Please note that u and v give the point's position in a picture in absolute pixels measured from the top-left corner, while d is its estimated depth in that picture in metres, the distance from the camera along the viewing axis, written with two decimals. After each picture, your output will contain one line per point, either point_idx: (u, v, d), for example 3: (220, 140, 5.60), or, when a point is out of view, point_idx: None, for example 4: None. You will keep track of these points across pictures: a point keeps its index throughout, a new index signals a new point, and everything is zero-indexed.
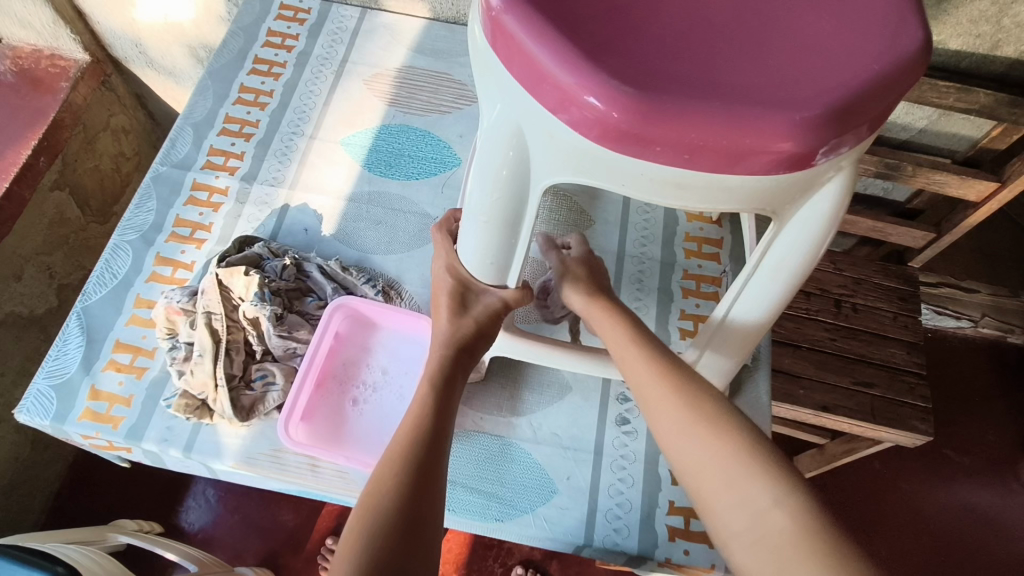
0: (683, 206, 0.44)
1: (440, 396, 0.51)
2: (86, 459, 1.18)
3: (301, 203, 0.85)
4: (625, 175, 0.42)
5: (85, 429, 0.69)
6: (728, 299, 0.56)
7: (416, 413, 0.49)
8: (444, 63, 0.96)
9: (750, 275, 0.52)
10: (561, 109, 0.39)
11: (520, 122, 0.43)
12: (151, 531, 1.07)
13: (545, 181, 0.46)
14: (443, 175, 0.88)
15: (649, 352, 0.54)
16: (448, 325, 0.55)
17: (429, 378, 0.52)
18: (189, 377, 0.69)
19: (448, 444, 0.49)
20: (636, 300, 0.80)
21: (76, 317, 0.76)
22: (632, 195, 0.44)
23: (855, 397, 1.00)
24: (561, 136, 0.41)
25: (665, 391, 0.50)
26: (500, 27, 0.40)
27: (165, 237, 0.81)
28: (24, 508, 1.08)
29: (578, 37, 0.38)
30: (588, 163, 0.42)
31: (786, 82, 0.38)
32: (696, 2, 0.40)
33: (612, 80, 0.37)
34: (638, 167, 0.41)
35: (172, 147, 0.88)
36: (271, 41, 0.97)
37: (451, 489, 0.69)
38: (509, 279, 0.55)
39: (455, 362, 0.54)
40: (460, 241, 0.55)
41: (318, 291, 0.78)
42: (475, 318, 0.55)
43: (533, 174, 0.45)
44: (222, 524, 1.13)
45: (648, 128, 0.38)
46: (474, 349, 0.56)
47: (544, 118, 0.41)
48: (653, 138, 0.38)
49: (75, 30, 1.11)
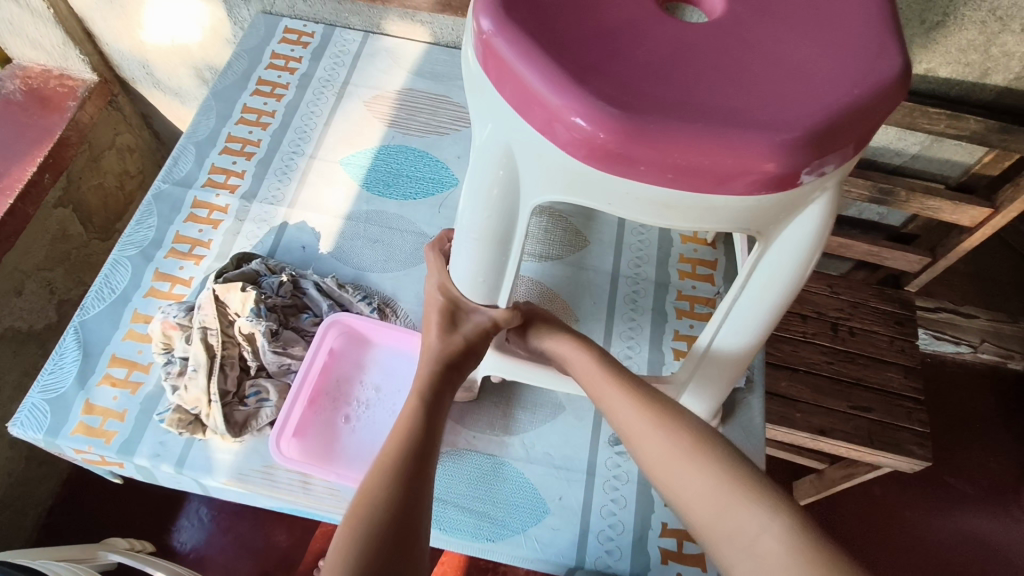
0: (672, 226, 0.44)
1: (428, 414, 0.51)
2: (79, 477, 1.19)
3: (299, 221, 0.86)
4: (612, 194, 0.42)
5: (78, 443, 0.70)
6: (715, 321, 0.56)
7: (401, 430, 0.49)
8: (443, 86, 0.98)
9: (736, 297, 0.53)
10: (550, 129, 0.40)
11: (511, 142, 0.43)
12: (142, 550, 1.07)
13: (536, 200, 0.46)
14: (441, 196, 0.89)
15: (618, 380, 0.51)
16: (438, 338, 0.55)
17: (418, 392, 0.52)
18: (183, 392, 0.69)
19: (433, 457, 0.49)
20: (630, 321, 0.81)
21: (73, 331, 0.76)
22: (621, 215, 0.44)
23: (852, 421, 1.00)
24: (552, 155, 0.42)
25: (643, 425, 0.48)
26: (491, 50, 0.41)
27: (165, 253, 0.82)
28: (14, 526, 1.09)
29: (566, 60, 0.39)
30: (576, 182, 0.43)
31: (768, 104, 0.39)
32: (680, 28, 0.42)
33: (597, 101, 0.38)
34: (625, 187, 0.41)
35: (175, 165, 0.89)
36: (275, 63, 0.99)
37: (441, 508, 0.68)
38: (499, 298, 0.56)
39: (442, 378, 0.54)
40: (452, 261, 0.56)
41: (314, 308, 0.78)
42: (464, 336, 0.55)
43: (523, 194, 0.46)
44: (215, 543, 1.14)
45: (636, 148, 0.38)
46: (461, 364, 0.56)
47: (534, 139, 0.42)
48: (639, 158, 0.39)
49: (84, 50, 1.16)
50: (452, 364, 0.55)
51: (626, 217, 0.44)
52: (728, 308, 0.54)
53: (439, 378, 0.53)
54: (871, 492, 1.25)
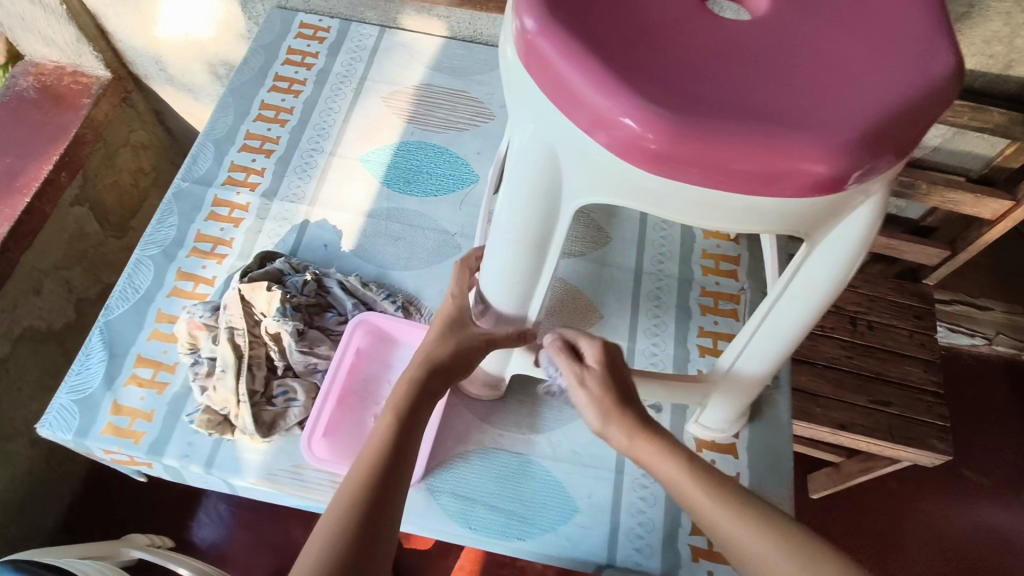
0: (717, 228, 0.44)
1: (404, 426, 0.51)
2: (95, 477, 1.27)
3: (320, 219, 0.85)
4: (657, 196, 0.42)
5: (106, 444, 0.70)
6: (755, 319, 0.55)
7: (373, 445, 0.49)
8: (461, 81, 0.98)
9: (775, 300, 0.52)
10: (597, 132, 0.40)
11: (554, 145, 0.43)
12: (162, 546, 1.13)
13: (578, 202, 0.45)
14: (463, 192, 0.88)
15: (732, 501, 0.48)
16: (434, 341, 0.57)
17: (395, 404, 0.52)
18: (212, 393, 0.69)
19: (405, 472, 0.49)
20: (654, 318, 0.80)
21: (98, 332, 0.77)
22: (666, 217, 0.44)
23: (872, 415, 1.00)
24: (599, 159, 0.41)
25: (776, 555, 0.45)
26: (534, 50, 0.40)
27: (187, 253, 0.82)
28: (37, 523, 1.18)
29: (613, 61, 0.39)
30: (623, 185, 0.42)
31: (819, 105, 0.38)
32: (728, 25, 0.41)
33: (646, 105, 0.38)
34: (672, 189, 0.41)
35: (194, 163, 0.89)
36: (291, 59, 0.98)
37: (471, 507, 0.69)
38: (529, 311, 0.58)
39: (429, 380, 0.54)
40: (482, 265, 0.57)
41: (338, 306, 0.78)
42: (458, 342, 0.57)
43: (563, 196, 0.45)
44: (234, 539, 1.19)
45: (689, 151, 0.38)
46: (451, 370, 0.56)
47: (579, 142, 0.41)
48: (691, 162, 0.38)
49: (97, 47, 1.17)
50: (438, 365, 0.56)
51: (673, 219, 0.44)
52: (763, 317, 0.54)
53: (420, 383, 0.54)
54: (888, 485, 1.25)
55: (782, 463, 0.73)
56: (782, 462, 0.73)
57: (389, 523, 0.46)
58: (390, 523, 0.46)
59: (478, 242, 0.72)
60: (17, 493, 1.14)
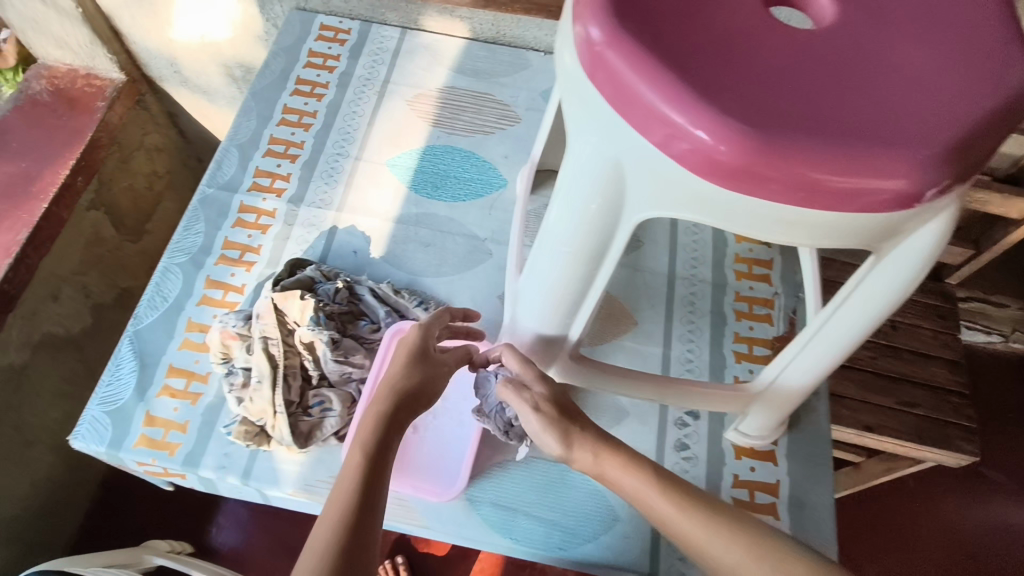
0: (785, 241, 0.43)
1: (375, 454, 0.53)
2: (113, 481, 1.28)
3: (348, 225, 0.84)
4: (727, 210, 0.41)
5: (141, 455, 0.70)
6: (806, 334, 0.55)
7: (344, 489, 0.50)
8: (485, 83, 0.96)
9: (829, 314, 0.52)
10: (670, 146, 0.39)
11: (622, 159, 0.42)
12: (181, 551, 1.14)
13: (641, 217, 0.45)
14: (491, 197, 0.87)
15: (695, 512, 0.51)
16: (400, 372, 0.59)
17: (364, 445, 0.53)
18: (248, 404, 0.69)
19: (377, 509, 0.50)
20: (689, 323, 0.81)
21: (128, 341, 0.76)
22: (734, 230, 0.43)
23: (900, 417, 1.00)
24: (670, 173, 0.40)
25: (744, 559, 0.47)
26: (603, 62, 0.40)
27: (215, 260, 0.81)
28: (58, 529, 1.19)
29: (688, 74, 0.38)
30: (694, 200, 0.42)
31: (897, 119, 0.38)
32: (799, 36, 0.40)
33: (724, 120, 0.37)
34: (744, 203, 0.40)
35: (218, 168, 0.87)
36: (313, 62, 0.97)
37: (513, 517, 0.68)
38: (571, 328, 0.61)
39: (400, 405, 0.57)
40: (531, 278, 0.57)
41: (371, 314, 0.77)
42: (425, 368, 0.61)
43: (626, 210, 0.45)
44: (253, 542, 1.20)
45: (769, 167, 0.37)
46: (419, 397, 0.59)
47: (650, 157, 0.40)
48: (771, 177, 0.38)
49: (111, 49, 1.15)
50: (408, 395, 0.58)
51: (742, 233, 0.43)
52: (814, 332, 0.54)
53: (388, 416, 0.56)
54: (907, 484, 1.25)
55: (822, 470, 0.73)
56: (821, 468, 0.73)
57: (368, 554, 0.47)
58: (370, 549, 0.48)
59: (512, 271, 0.68)
60: (37, 499, 1.14)
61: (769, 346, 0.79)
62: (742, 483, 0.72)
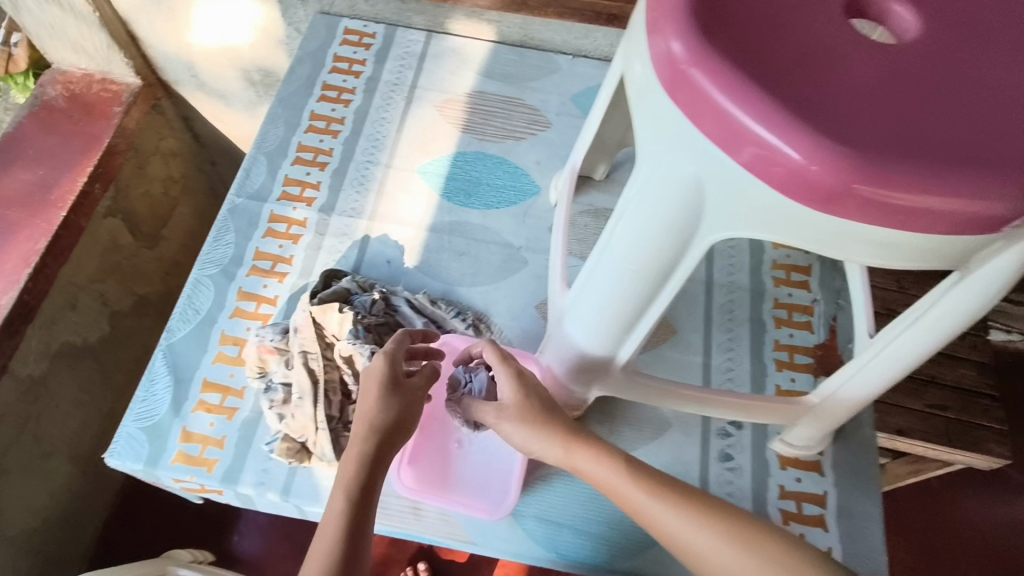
0: (868, 261, 0.42)
1: (357, 500, 0.55)
2: (131, 490, 1.27)
3: (381, 234, 0.83)
4: (812, 230, 0.40)
5: (178, 472, 0.68)
6: (874, 347, 0.55)
7: (327, 539, 0.53)
8: (514, 88, 0.95)
9: (901, 329, 0.52)
10: (759, 166, 0.37)
11: (704, 179, 0.40)
12: (203, 560, 1.12)
13: (716, 236, 0.43)
14: (525, 204, 0.86)
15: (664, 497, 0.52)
16: (374, 408, 0.58)
17: (346, 490, 0.55)
18: (290, 420, 0.68)
19: (360, 555, 0.53)
20: (728, 332, 0.79)
21: (161, 356, 0.74)
22: (815, 250, 0.42)
23: (929, 420, 0.99)
24: (756, 194, 0.39)
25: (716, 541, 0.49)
26: (686, 78, 0.38)
27: (246, 271, 0.80)
28: (76, 539, 1.17)
29: (778, 93, 0.37)
30: (779, 220, 0.40)
31: (990, 139, 0.37)
32: (884, 52, 0.39)
33: (818, 139, 0.36)
34: (831, 224, 0.39)
35: (247, 177, 0.86)
36: (338, 67, 0.95)
37: (558, 531, 0.67)
38: (621, 349, 0.59)
39: (378, 444, 0.57)
40: (584, 297, 0.56)
41: (408, 325, 0.76)
42: (400, 397, 0.60)
43: (701, 231, 0.43)
44: (274, 551, 1.19)
45: (868, 187, 0.36)
46: (397, 428, 0.59)
47: (736, 178, 0.39)
48: (870, 198, 0.36)
49: (128, 53, 1.13)
50: (387, 431, 0.58)
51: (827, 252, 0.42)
52: (887, 343, 0.53)
53: (370, 455, 0.56)
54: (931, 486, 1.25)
55: (869, 480, 0.72)
56: (868, 478, 0.73)
57: None
58: None
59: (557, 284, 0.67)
60: (56, 511, 1.13)
61: (810, 354, 0.78)
62: (790, 495, 0.71)
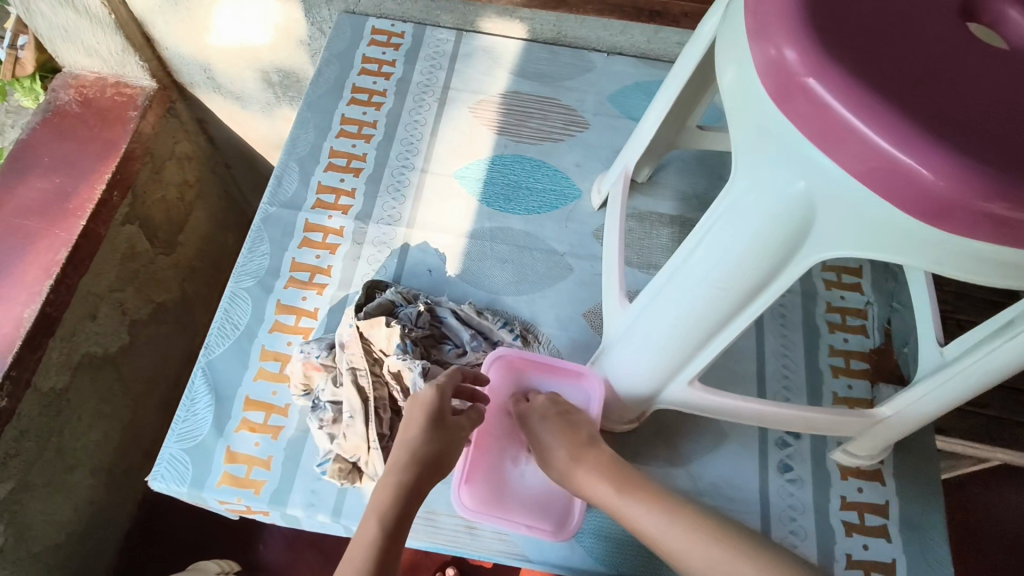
0: (991, 283, 0.38)
1: (391, 528, 0.52)
2: (152, 501, 1.24)
3: (421, 242, 0.81)
4: (933, 248, 0.36)
5: (225, 495, 0.66)
6: (961, 363, 0.54)
7: (356, 562, 0.50)
8: (550, 88, 0.92)
9: (995, 346, 0.52)
10: (882, 184, 0.35)
11: (815, 196, 0.38)
12: (231, 571, 1.10)
13: (819, 256, 0.41)
14: (567, 208, 0.84)
15: (632, 491, 0.57)
16: (418, 440, 0.58)
17: (380, 515, 0.53)
18: (342, 441, 0.66)
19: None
20: (781, 337, 0.78)
21: (201, 373, 0.72)
22: (932, 270, 0.38)
23: (967, 418, 0.91)
24: (878, 212, 0.36)
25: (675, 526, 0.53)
26: (799, 88, 0.36)
27: (284, 283, 0.77)
28: (99, 552, 1.15)
29: (902, 104, 0.34)
30: (898, 238, 0.38)
31: None
32: (1009, 64, 0.37)
33: (954, 156, 0.33)
34: (956, 244, 0.35)
35: (279, 185, 0.83)
36: (368, 68, 0.93)
37: (617, 547, 0.66)
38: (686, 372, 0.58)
39: (419, 473, 0.56)
40: (653, 320, 0.54)
41: (454, 337, 0.73)
42: (445, 433, 0.59)
43: (802, 250, 0.41)
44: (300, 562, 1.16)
45: (1006, 208, 0.32)
46: (437, 462, 0.58)
47: (855, 195, 0.36)
48: (1014, 222, 0.33)
49: (143, 56, 1.10)
50: (428, 462, 0.57)
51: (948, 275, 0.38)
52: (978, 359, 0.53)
53: (408, 485, 0.55)
54: None
55: (931, 489, 0.71)
56: (930, 487, 0.71)
57: None
58: None
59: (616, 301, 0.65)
60: (79, 525, 1.09)
61: (866, 359, 0.77)
62: (851, 505, 0.70)
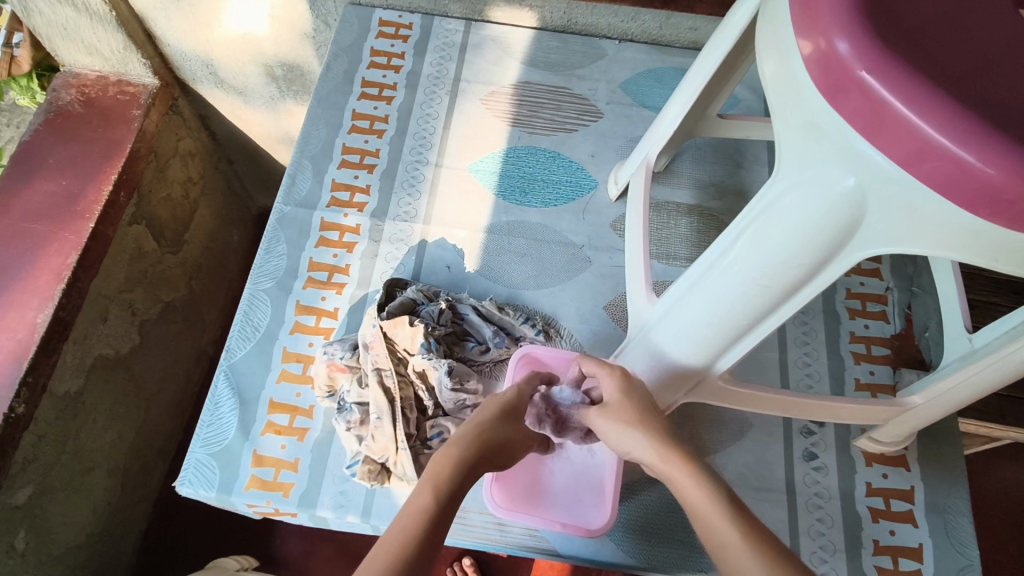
0: None
1: (445, 498, 0.47)
2: (168, 498, 1.25)
3: (437, 238, 0.80)
4: (989, 244, 0.35)
5: (254, 499, 0.66)
6: (1000, 351, 0.54)
7: (402, 524, 0.44)
8: (561, 77, 0.91)
9: None
10: (944, 181, 0.33)
11: (865, 191, 0.37)
12: (250, 567, 1.10)
13: (865, 252, 0.40)
14: (583, 200, 0.83)
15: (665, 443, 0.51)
16: (493, 422, 0.55)
17: (435, 486, 0.48)
18: (370, 442, 0.65)
19: (430, 562, 0.44)
20: (802, 325, 0.78)
21: (223, 376, 0.71)
22: (985, 266, 0.37)
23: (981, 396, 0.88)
24: (934, 210, 0.36)
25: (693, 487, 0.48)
26: (851, 81, 0.35)
27: (302, 284, 0.77)
28: (118, 551, 1.15)
29: (961, 99, 0.33)
30: (951, 235, 0.37)
31: None
32: None
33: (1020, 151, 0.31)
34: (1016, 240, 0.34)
35: (293, 184, 0.82)
36: (376, 61, 0.91)
37: (646, 540, 0.66)
38: (718, 362, 0.57)
39: (485, 452, 0.53)
40: (690, 311, 0.53)
41: (476, 334, 0.73)
42: (517, 428, 0.57)
43: (849, 245, 0.41)
44: (316, 557, 1.17)
45: None
46: (499, 451, 0.55)
47: (909, 191, 0.35)
48: None
49: (145, 53, 1.08)
50: (487, 447, 0.53)
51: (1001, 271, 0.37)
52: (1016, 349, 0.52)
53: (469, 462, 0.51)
54: None
55: (955, 473, 0.71)
56: (954, 471, 0.71)
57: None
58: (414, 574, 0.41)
59: (644, 296, 0.64)
60: (98, 524, 1.10)
61: (888, 345, 0.77)
62: (876, 491, 0.70)
